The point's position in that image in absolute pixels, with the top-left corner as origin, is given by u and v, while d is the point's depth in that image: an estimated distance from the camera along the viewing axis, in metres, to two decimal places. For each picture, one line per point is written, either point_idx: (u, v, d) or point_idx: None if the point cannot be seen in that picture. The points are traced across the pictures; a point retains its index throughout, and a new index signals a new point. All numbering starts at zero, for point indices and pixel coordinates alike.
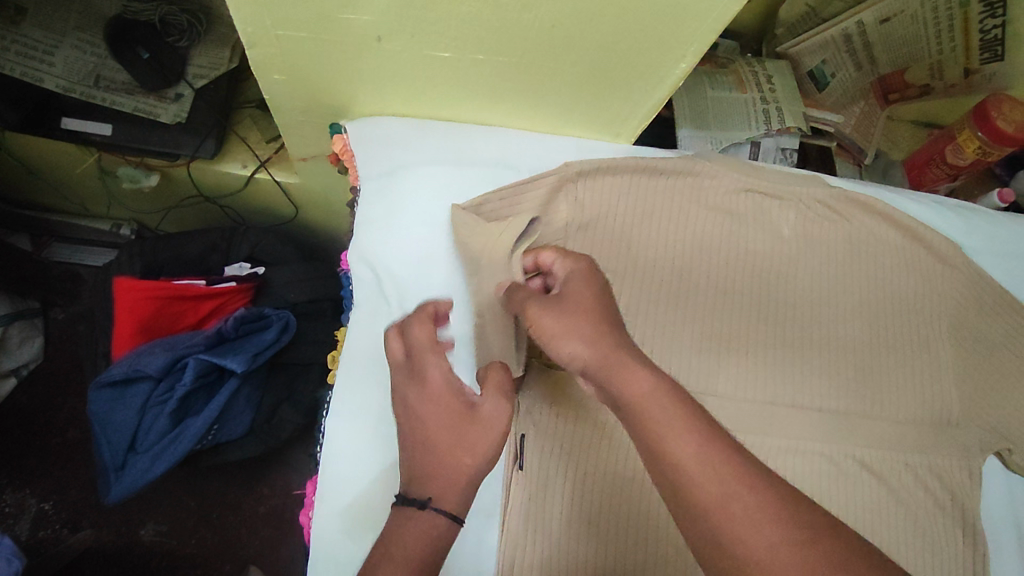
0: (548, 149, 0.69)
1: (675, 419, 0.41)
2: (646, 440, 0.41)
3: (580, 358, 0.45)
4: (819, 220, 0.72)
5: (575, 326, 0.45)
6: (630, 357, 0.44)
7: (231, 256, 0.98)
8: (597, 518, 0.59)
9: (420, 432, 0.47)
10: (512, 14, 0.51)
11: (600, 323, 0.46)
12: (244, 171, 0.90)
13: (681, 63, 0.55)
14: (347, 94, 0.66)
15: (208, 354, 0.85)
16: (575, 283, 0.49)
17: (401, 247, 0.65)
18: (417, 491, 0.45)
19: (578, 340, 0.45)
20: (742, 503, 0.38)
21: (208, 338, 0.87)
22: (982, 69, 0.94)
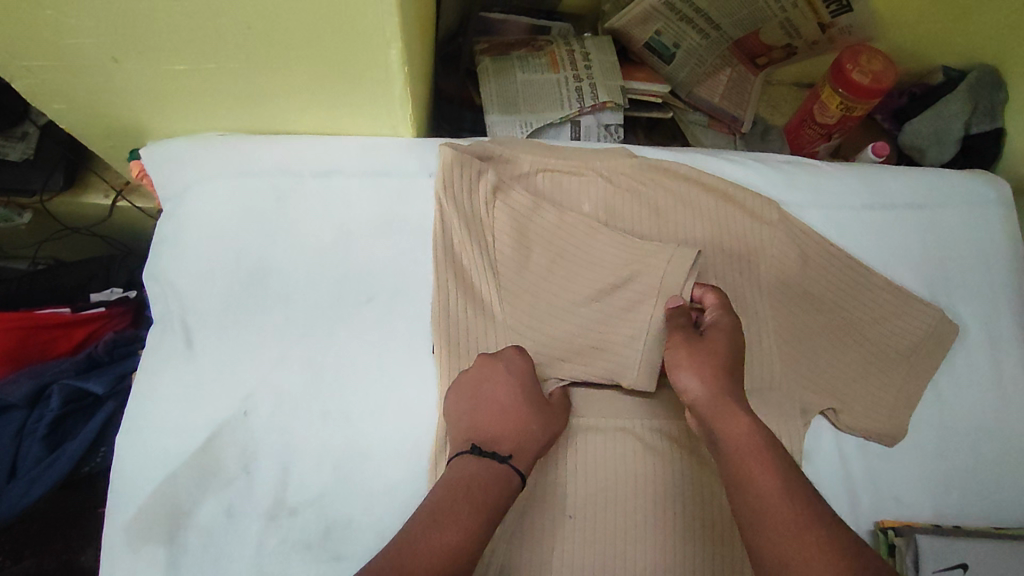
0: (331, 151, 0.69)
1: (755, 453, 0.50)
2: (733, 469, 0.51)
3: (694, 391, 0.56)
4: (622, 194, 0.71)
5: (700, 365, 0.56)
6: (735, 406, 0.54)
7: (110, 282, 1.02)
8: (668, 534, 0.62)
9: (505, 408, 0.58)
10: (208, 20, 0.52)
11: (720, 372, 0.56)
12: (107, 201, 0.94)
13: (389, 48, 0.54)
14: (131, 117, 0.67)
15: (72, 379, 0.88)
16: (717, 333, 0.58)
17: (187, 258, 0.66)
18: (499, 450, 0.56)
19: (697, 378, 0.56)
20: (814, 533, 0.45)
21: (77, 363, 0.91)
22: (837, 22, 0.92)
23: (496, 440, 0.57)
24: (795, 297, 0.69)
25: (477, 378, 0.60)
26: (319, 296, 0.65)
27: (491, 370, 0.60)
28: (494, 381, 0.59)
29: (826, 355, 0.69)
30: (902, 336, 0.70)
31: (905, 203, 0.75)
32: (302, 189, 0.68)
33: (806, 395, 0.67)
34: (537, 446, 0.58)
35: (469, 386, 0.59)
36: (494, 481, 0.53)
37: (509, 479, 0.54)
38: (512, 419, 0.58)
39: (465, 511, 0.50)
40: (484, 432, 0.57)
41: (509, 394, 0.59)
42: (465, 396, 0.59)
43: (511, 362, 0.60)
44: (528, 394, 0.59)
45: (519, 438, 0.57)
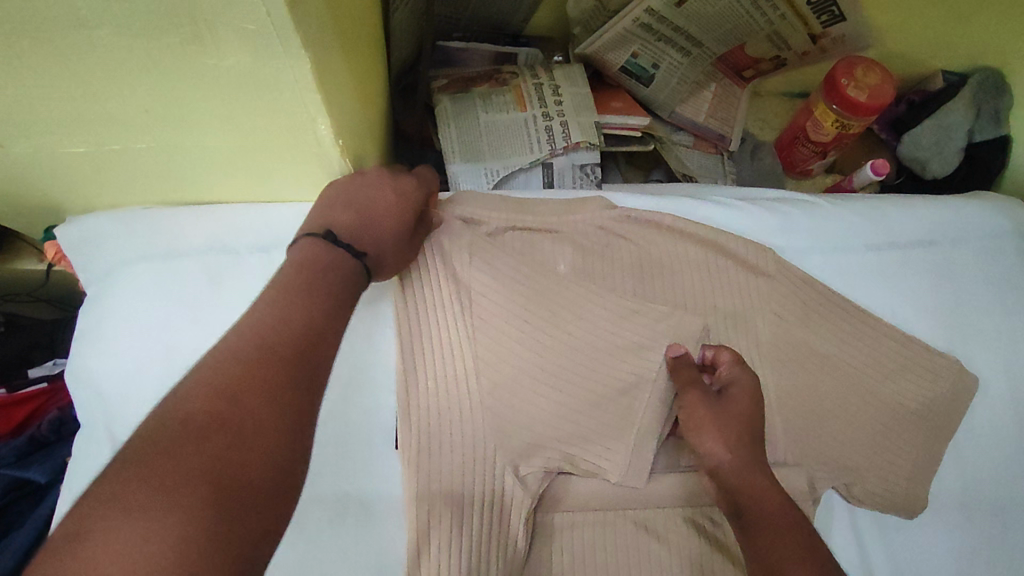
0: (270, 223, 0.61)
1: (789, 541, 0.48)
2: (761, 554, 0.49)
3: (719, 458, 0.53)
4: (599, 254, 0.63)
5: (724, 431, 0.54)
6: (763, 480, 0.52)
7: (56, 351, 0.87)
8: None
9: (383, 204, 0.52)
10: (98, 103, 0.43)
11: (742, 439, 0.53)
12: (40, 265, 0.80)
13: (317, 121, 0.46)
14: (37, 197, 0.59)
15: (11, 468, 0.74)
16: (738, 394, 0.55)
17: (114, 357, 0.58)
18: (357, 244, 0.49)
19: (723, 447, 0.53)
20: None
21: (17, 447, 0.76)
22: (829, 32, 0.83)
23: (355, 230, 0.50)
24: (797, 356, 0.63)
25: (362, 179, 0.52)
26: None
27: (383, 181, 0.53)
28: (381, 191, 0.52)
29: (833, 421, 0.62)
30: (917, 397, 0.63)
31: (913, 240, 0.68)
32: (239, 268, 0.60)
33: (815, 468, 0.60)
34: (388, 251, 0.52)
35: (353, 183, 0.52)
36: (340, 274, 0.47)
37: (351, 277, 0.47)
38: (381, 223, 0.51)
39: (308, 305, 0.43)
40: (349, 219, 0.50)
41: (391, 201, 0.52)
42: (347, 189, 0.52)
43: (404, 182, 0.54)
44: (409, 208, 0.54)
45: (381, 256, 0.51)
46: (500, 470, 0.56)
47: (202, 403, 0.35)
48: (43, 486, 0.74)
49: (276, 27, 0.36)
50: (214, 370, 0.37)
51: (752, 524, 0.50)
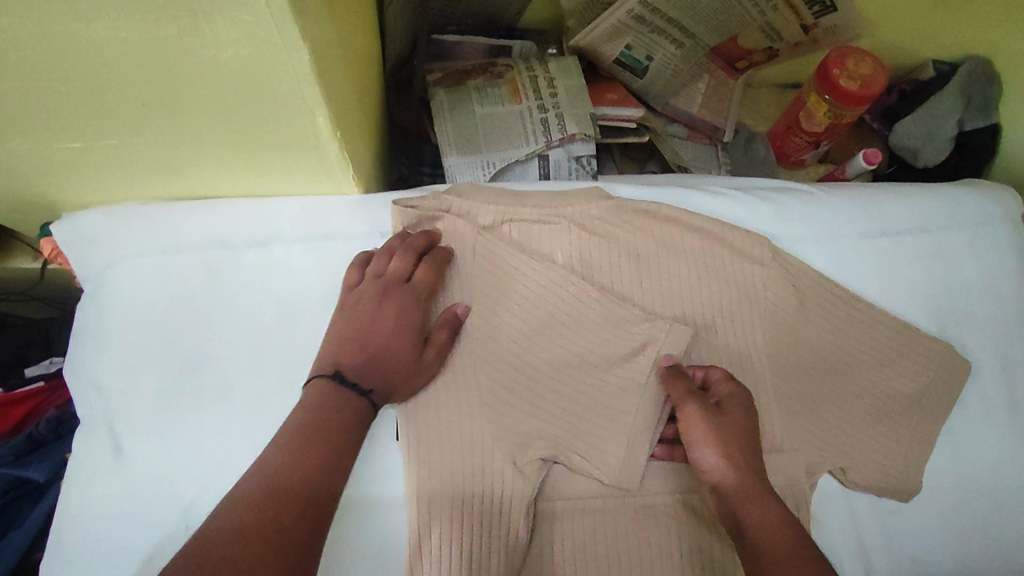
0: (268, 217, 0.61)
1: (789, 547, 0.46)
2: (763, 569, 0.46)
3: (716, 471, 0.52)
4: (596, 243, 0.63)
5: (721, 441, 0.53)
6: (762, 493, 0.51)
7: (53, 349, 0.86)
8: None
9: (383, 335, 0.56)
10: (96, 98, 0.43)
11: (737, 448, 0.53)
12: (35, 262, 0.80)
13: (315, 114, 0.46)
14: (33, 193, 0.59)
15: (9, 466, 0.73)
16: (732, 404, 0.55)
17: (114, 353, 0.58)
18: (365, 380, 0.53)
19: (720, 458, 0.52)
20: None
21: (15, 446, 0.75)
22: (820, 22, 0.84)
23: (362, 370, 0.53)
24: (793, 345, 0.63)
25: (360, 309, 0.56)
26: (262, 384, 0.58)
27: (379, 309, 0.56)
28: (376, 317, 0.56)
29: (828, 407, 0.63)
30: (912, 382, 0.64)
31: (906, 228, 0.68)
32: (236, 262, 0.60)
33: (811, 454, 0.61)
34: (398, 380, 0.54)
35: (353, 316, 0.56)
36: (347, 413, 0.50)
37: (362, 417, 0.51)
38: (387, 356, 0.55)
39: (319, 453, 0.47)
40: (354, 359, 0.54)
41: (389, 331, 0.56)
42: (353, 326, 0.56)
43: (403, 298, 0.57)
44: (409, 330, 0.56)
45: (390, 380, 0.54)
46: (501, 464, 0.57)
47: (233, 530, 0.40)
48: (42, 484, 0.74)
49: (274, 19, 0.36)
50: (237, 506, 0.42)
51: (754, 537, 0.48)
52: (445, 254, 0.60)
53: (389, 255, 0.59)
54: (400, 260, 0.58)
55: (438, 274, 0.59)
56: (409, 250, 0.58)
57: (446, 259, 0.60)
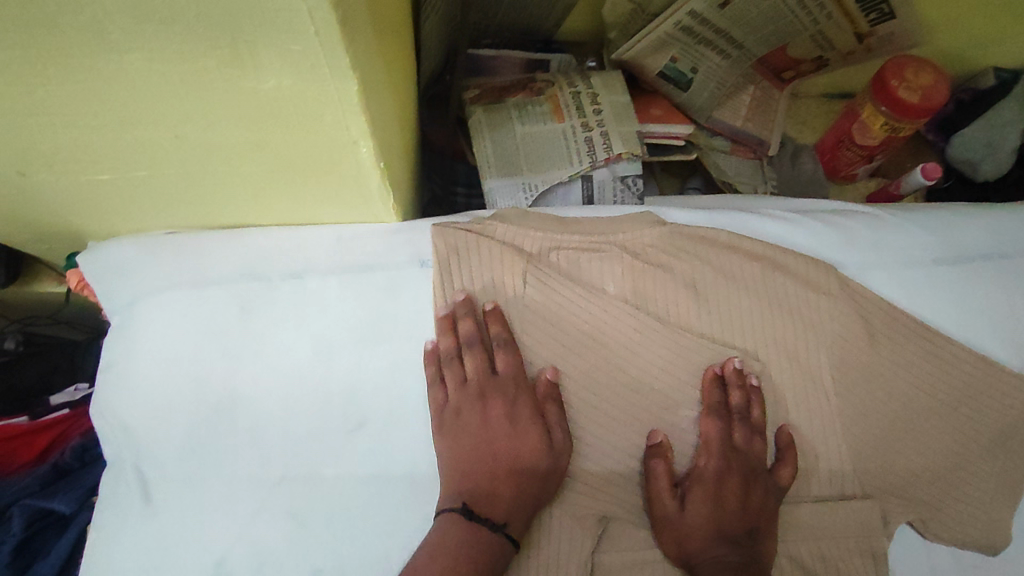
0: (303, 248, 0.58)
1: None
2: None
3: (689, 515, 0.54)
4: (652, 272, 0.59)
5: (705, 498, 0.54)
6: (724, 542, 0.53)
7: (77, 375, 0.83)
8: None
9: (506, 448, 0.53)
10: (125, 129, 0.40)
11: (716, 505, 0.54)
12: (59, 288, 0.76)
13: (358, 145, 0.43)
14: (61, 224, 0.56)
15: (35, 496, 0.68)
16: (738, 465, 0.55)
17: (142, 394, 0.55)
18: (496, 515, 0.50)
19: (705, 510, 0.54)
20: None
21: (42, 475, 0.71)
22: (876, 31, 0.78)
23: (487, 497, 0.51)
24: (866, 383, 0.58)
25: (466, 425, 0.53)
26: (300, 429, 0.54)
27: (485, 416, 0.54)
28: (487, 427, 0.53)
29: (905, 450, 0.58)
30: (995, 423, 0.59)
31: (984, 254, 0.63)
32: (271, 297, 0.57)
33: (886, 501, 0.57)
34: (540, 485, 0.52)
35: (461, 433, 0.53)
36: (480, 556, 0.48)
37: (498, 555, 0.49)
38: (519, 456, 0.52)
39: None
40: (483, 470, 0.52)
41: (508, 435, 0.53)
42: (466, 447, 0.53)
43: (500, 403, 0.54)
44: (525, 422, 0.53)
45: (516, 495, 0.51)
46: (554, 514, 0.53)
47: None
48: (68, 517, 0.68)
49: (325, 51, 0.33)
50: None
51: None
52: (498, 319, 0.55)
53: (457, 356, 0.55)
54: (472, 357, 0.55)
55: (520, 361, 0.55)
56: (475, 343, 0.55)
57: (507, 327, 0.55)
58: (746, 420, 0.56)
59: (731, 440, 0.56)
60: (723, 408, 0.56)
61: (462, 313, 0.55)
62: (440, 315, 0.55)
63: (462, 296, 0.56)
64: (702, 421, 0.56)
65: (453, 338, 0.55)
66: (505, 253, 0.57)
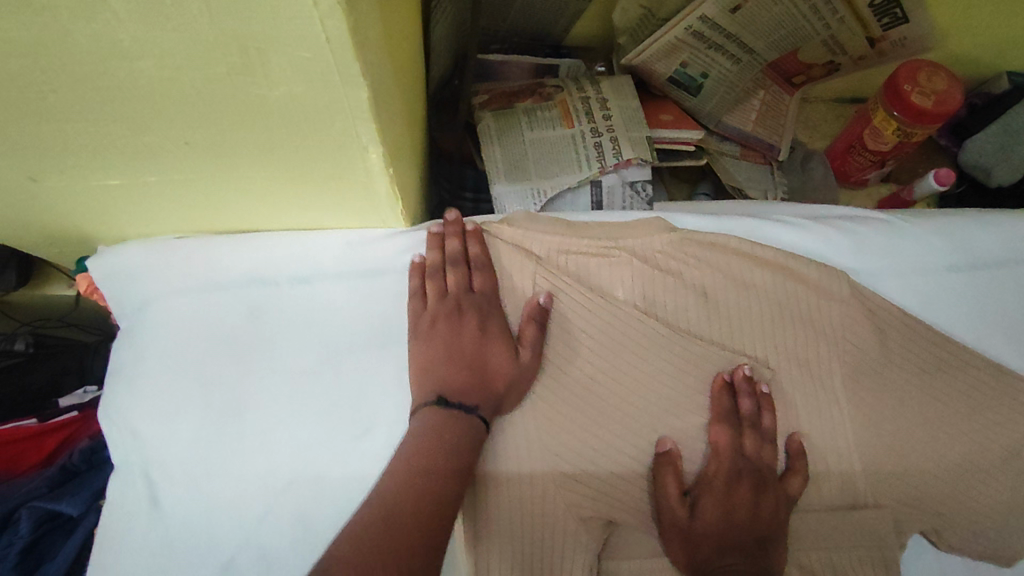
0: (311, 252, 0.58)
1: None
2: None
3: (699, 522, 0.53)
4: (661, 278, 0.58)
5: (716, 507, 0.54)
6: (735, 549, 0.52)
7: (86, 378, 0.83)
8: None
9: (473, 344, 0.52)
10: (135, 136, 0.40)
11: (727, 513, 0.53)
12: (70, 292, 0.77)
13: (367, 151, 0.43)
14: (72, 228, 0.56)
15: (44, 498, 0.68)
16: (750, 473, 0.54)
17: (150, 398, 0.55)
18: (467, 398, 0.51)
19: (715, 518, 0.53)
20: None
21: (50, 478, 0.71)
22: (888, 35, 0.77)
23: (464, 388, 0.51)
24: (879, 391, 0.58)
25: (440, 333, 0.53)
26: (305, 424, 0.54)
27: (459, 325, 0.53)
28: (460, 332, 0.53)
29: (919, 459, 0.57)
30: (1012, 432, 0.58)
31: (1000, 261, 0.62)
32: (279, 300, 0.57)
33: (898, 510, 0.56)
34: (505, 390, 0.52)
35: (436, 335, 0.53)
36: (456, 441, 0.48)
37: (469, 434, 0.49)
38: (489, 368, 0.52)
39: (433, 456, 0.47)
40: (454, 375, 0.51)
41: (477, 342, 0.53)
42: (441, 344, 0.52)
43: (476, 308, 0.54)
44: (495, 334, 0.53)
45: (489, 388, 0.52)
46: (562, 520, 0.53)
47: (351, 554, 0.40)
48: (75, 519, 0.68)
49: (336, 58, 0.33)
50: (354, 530, 0.42)
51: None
52: (478, 238, 0.56)
53: (439, 271, 0.56)
54: (455, 273, 0.55)
55: (495, 279, 0.56)
56: (457, 261, 0.56)
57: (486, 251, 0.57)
58: (756, 428, 0.56)
59: (741, 449, 0.55)
60: (732, 415, 0.55)
61: (452, 232, 0.56)
62: (431, 232, 0.57)
63: (448, 215, 0.57)
64: (713, 428, 0.55)
65: (439, 254, 0.56)
66: (514, 256, 0.57)
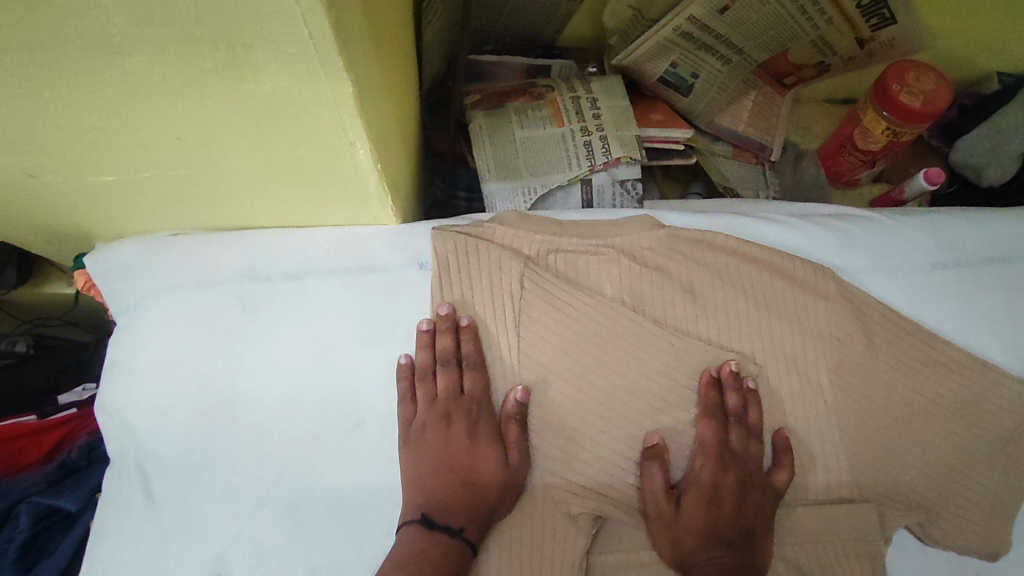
0: (303, 249, 0.59)
1: None
2: None
3: (684, 516, 0.54)
4: (648, 275, 0.59)
5: (702, 501, 0.54)
6: (720, 544, 0.53)
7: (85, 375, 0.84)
8: None
9: (465, 457, 0.54)
10: (128, 132, 0.41)
11: (712, 508, 0.54)
12: (70, 289, 0.78)
13: (355, 147, 0.44)
14: (70, 224, 0.57)
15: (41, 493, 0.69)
16: (735, 468, 0.55)
17: (145, 393, 0.56)
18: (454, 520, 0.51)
19: (700, 512, 0.54)
20: None
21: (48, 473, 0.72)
22: (877, 36, 0.77)
23: (449, 505, 0.52)
24: (864, 386, 0.58)
25: (430, 444, 0.54)
26: (297, 421, 0.55)
27: (448, 435, 0.54)
28: (449, 443, 0.54)
29: (904, 453, 0.57)
30: (997, 428, 0.58)
31: (984, 258, 0.63)
32: (271, 297, 0.58)
33: (883, 503, 0.57)
34: (494, 501, 0.53)
35: (425, 451, 0.54)
36: (442, 564, 0.49)
37: (455, 558, 0.50)
38: (476, 473, 0.53)
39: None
40: (441, 486, 0.53)
41: (469, 463, 0.54)
42: (431, 461, 0.54)
43: (464, 418, 0.55)
44: (484, 446, 0.54)
45: (476, 507, 0.52)
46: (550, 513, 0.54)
47: None
48: (73, 515, 0.69)
49: (320, 54, 0.34)
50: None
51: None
52: (472, 336, 0.56)
53: (430, 376, 0.56)
54: (445, 375, 0.55)
55: (486, 377, 0.56)
56: (448, 361, 0.56)
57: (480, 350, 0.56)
58: (743, 423, 0.56)
59: (728, 443, 0.56)
60: (719, 410, 0.56)
61: (442, 329, 0.56)
62: (421, 330, 0.56)
63: (440, 308, 0.56)
64: (700, 423, 0.56)
65: (429, 354, 0.56)
66: (503, 257, 0.57)
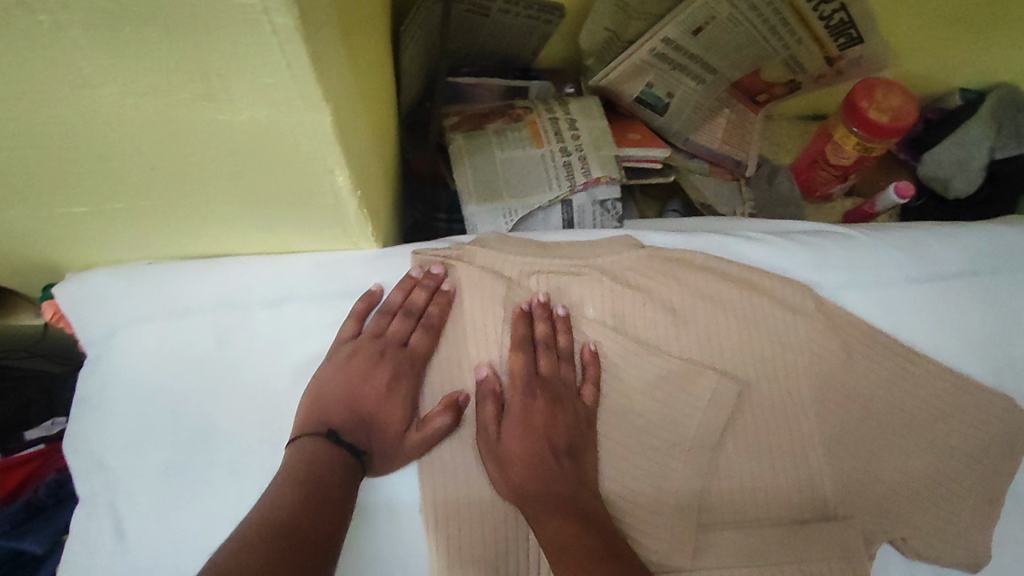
0: (282, 276, 0.57)
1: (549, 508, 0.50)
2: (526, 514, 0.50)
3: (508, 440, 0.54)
4: (628, 295, 0.59)
5: (521, 423, 0.54)
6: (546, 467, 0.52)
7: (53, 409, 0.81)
8: None
9: (379, 399, 0.53)
10: (99, 163, 0.40)
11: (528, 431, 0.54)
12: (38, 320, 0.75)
13: (335, 175, 0.43)
14: (39, 256, 0.55)
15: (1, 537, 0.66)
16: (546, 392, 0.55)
17: (118, 428, 0.54)
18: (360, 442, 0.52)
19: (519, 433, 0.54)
20: None
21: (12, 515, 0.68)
22: (844, 55, 0.79)
23: (351, 427, 0.52)
24: (845, 400, 0.59)
25: (353, 372, 0.54)
26: (274, 451, 0.54)
27: (373, 371, 0.54)
28: (370, 378, 0.54)
29: (884, 466, 0.58)
30: (974, 438, 0.59)
31: (955, 272, 0.64)
32: (248, 324, 0.56)
33: (865, 516, 0.57)
34: (390, 446, 0.52)
35: (347, 373, 0.54)
36: (333, 470, 0.48)
37: (348, 474, 0.49)
38: (381, 416, 0.53)
39: (315, 476, 0.47)
40: (345, 415, 0.52)
41: (379, 400, 0.53)
42: (348, 381, 0.53)
43: (398, 362, 0.55)
44: (399, 399, 0.54)
45: (382, 444, 0.52)
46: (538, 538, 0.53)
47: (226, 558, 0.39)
48: (38, 559, 0.67)
49: (298, 86, 0.33)
50: (246, 534, 0.42)
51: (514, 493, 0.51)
52: (444, 302, 0.56)
53: (389, 315, 0.56)
54: (401, 322, 0.56)
55: (436, 343, 0.56)
56: (410, 313, 0.56)
57: (447, 314, 0.57)
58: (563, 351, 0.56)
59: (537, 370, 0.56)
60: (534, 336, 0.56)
61: (424, 285, 0.57)
62: (408, 276, 0.57)
63: (432, 267, 0.57)
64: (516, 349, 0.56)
65: (402, 295, 0.56)
66: (479, 276, 0.57)
